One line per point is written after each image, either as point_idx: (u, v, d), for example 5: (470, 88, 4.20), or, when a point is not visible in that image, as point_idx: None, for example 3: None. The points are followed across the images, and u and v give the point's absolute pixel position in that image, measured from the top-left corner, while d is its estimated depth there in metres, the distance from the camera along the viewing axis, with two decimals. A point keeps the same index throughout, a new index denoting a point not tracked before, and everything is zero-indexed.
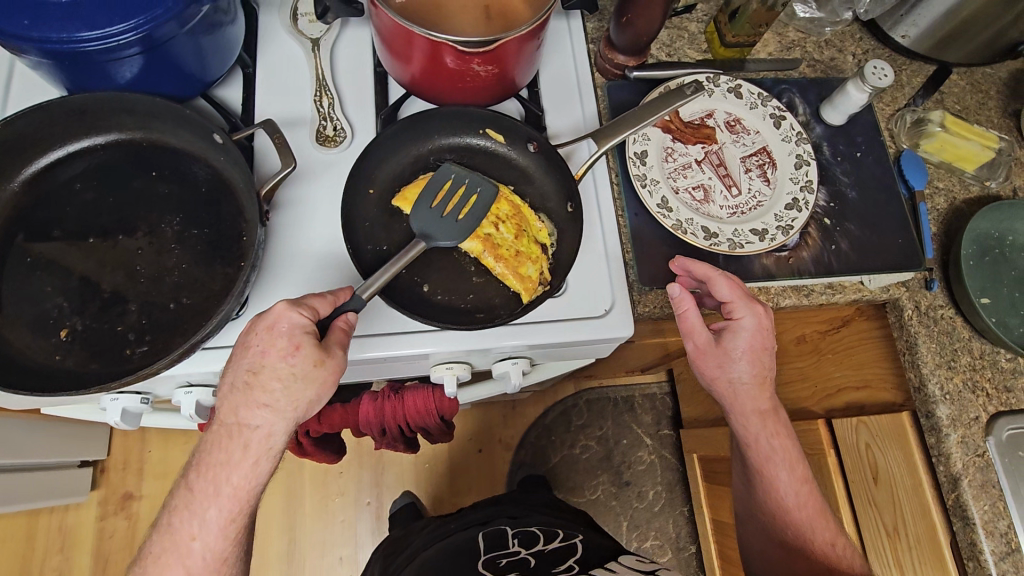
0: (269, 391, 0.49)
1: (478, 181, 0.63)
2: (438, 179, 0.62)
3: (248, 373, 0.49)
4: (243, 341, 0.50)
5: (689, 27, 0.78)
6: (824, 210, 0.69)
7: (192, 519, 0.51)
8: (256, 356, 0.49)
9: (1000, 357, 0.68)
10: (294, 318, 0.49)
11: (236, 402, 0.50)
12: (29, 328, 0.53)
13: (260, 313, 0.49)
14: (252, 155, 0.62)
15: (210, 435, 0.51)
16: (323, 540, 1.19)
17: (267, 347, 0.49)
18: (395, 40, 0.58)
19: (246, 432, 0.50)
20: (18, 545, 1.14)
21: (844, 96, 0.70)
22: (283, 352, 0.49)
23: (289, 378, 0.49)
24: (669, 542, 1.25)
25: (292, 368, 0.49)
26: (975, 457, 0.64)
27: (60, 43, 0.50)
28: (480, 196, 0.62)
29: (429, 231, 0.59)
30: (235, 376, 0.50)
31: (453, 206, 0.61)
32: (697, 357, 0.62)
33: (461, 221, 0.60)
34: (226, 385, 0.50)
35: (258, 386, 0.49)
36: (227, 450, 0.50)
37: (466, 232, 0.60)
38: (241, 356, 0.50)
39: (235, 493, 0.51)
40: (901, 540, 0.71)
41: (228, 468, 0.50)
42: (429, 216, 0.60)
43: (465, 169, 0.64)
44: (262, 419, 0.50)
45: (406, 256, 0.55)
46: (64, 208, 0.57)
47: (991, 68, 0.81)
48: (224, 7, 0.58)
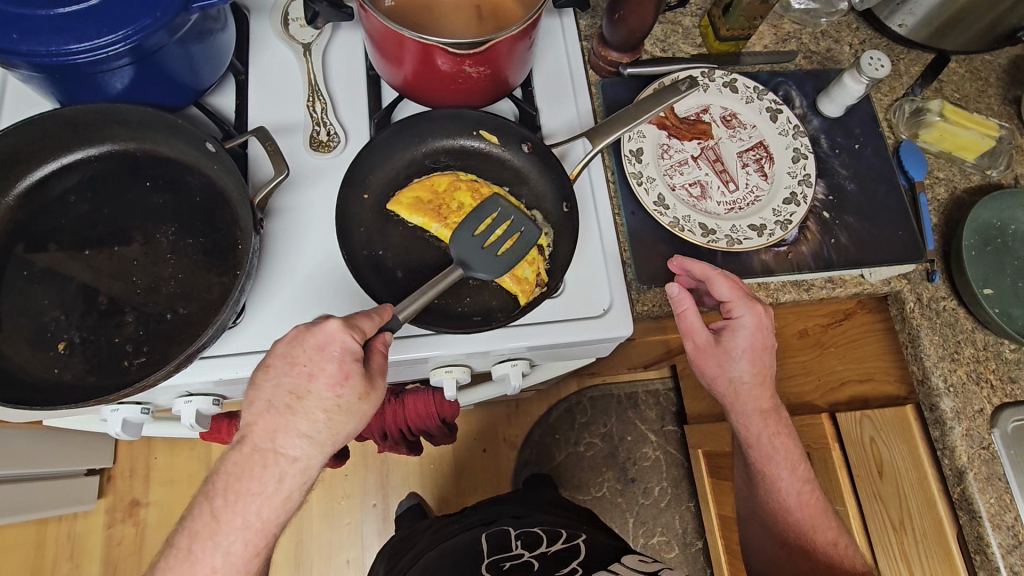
0: (312, 420, 0.48)
1: (523, 221, 0.60)
2: (483, 210, 0.61)
3: (290, 396, 0.48)
4: (287, 356, 0.48)
5: (683, 22, 0.78)
6: (823, 204, 0.69)
7: (215, 551, 0.47)
8: (303, 378, 0.48)
9: (1004, 348, 0.67)
10: (346, 341, 0.48)
11: (275, 425, 0.48)
12: (27, 342, 0.53)
13: (311, 331, 0.48)
14: (245, 163, 0.62)
15: (241, 458, 0.48)
16: (331, 542, 1.19)
17: (316, 370, 0.48)
18: (386, 44, 0.57)
19: (282, 462, 0.48)
20: (28, 554, 1.14)
21: (841, 87, 0.69)
22: (332, 380, 0.48)
23: (333, 410, 0.48)
24: (676, 538, 1.24)
25: (338, 399, 0.48)
26: (980, 450, 0.64)
27: (49, 57, 0.50)
28: (522, 236, 0.60)
29: (466, 258, 0.59)
30: (275, 396, 0.48)
31: (493, 240, 0.60)
32: (697, 356, 0.61)
33: (498, 257, 0.59)
34: (265, 405, 0.48)
35: (300, 413, 0.48)
36: (261, 479, 0.47)
37: (504, 267, 0.59)
38: (285, 374, 0.48)
39: (263, 525, 0.48)
40: (907, 533, 0.71)
41: (259, 499, 0.47)
42: (468, 244, 0.60)
43: (513, 205, 0.62)
44: (300, 450, 0.48)
45: (440, 284, 0.54)
46: (59, 221, 0.57)
47: (990, 55, 0.80)
48: (213, 15, 0.58)
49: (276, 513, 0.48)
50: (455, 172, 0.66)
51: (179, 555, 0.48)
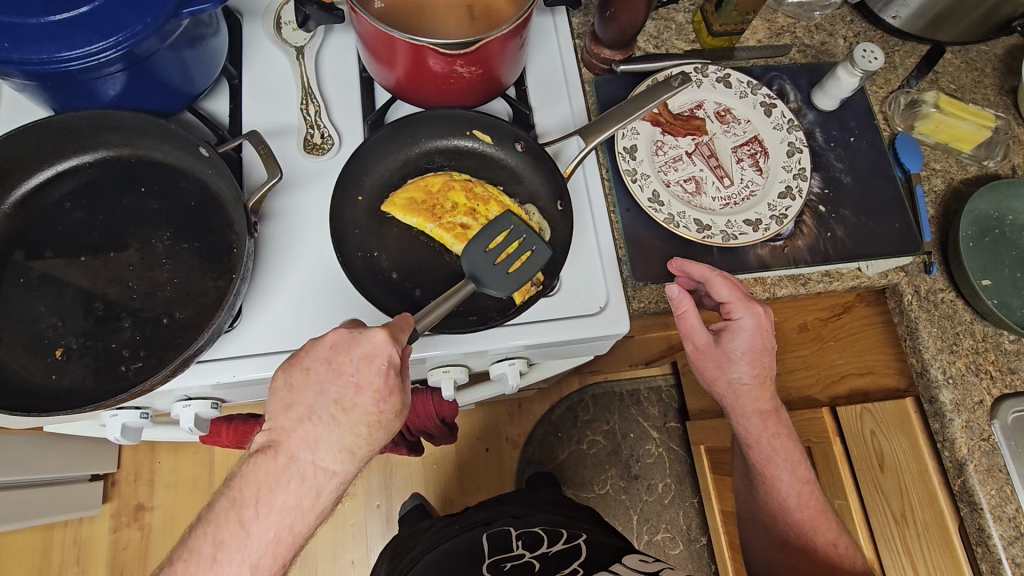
0: (354, 434, 0.48)
1: (535, 240, 0.59)
2: (495, 227, 0.61)
3: (335, 406, 0.48)
4: (333, 363, 0.48)
5: (677, 17, 0.77)
6: (818, 197, 0.69)
7: (243, 562, 0.46)
8: (350, 389, 0.48)
9: (1003, 339, 0.67)
10: (394, 355, 0.48)
11: (317, 437, 0.48)
12: (25, 349, 0.53)
13: (360, 340, 0.48)
14: (239, 167, 0.62)
15: (277, 468, 0.47)
16: (335, 544, 1.19)
17: (362, 383, 0.48)
18: (377, 45, 0.57)
19: (320, 476, 0.48)
20: (34, 559, 1.15)
21: (835, 80, 0.69)
22: (378, 395, 0.48)
23: (375, 425, 0.49)
24: (680, 534, 1.24)
25: (379, 415, 0.49)
26: (980, 441, 0.63)
27: (42, 64, 0.50)
28: (533, 255, 0.59)
29: (478, 275, 0.59)
30: (319, 404, 0.48)
31: (504, 257, 0.59)
32: (696, 357, 0.61)
33: (511, 274, 0.58)
34: (306, 410, 0.48)
35: (344, 425, 0.48)
36: (299, 491, 0.47)
37: (515, 285, 0.57)
38: (331, 383, 0.48)
39: (292, 539, 0.47)
40: (910, 527, 0.70)
41: (295, 512, 0.47)
42: (481, 260, 0.60)
43: (526, 224, 0.61)
44: (340, 464, 0.48)
45: (461, 292, 0.55)
46: (55, 228, 0.58)
47: (986, 45, 0.80)
48: (205, 20, 0.59)
49: (308, 528, 0.48)
50: (450, 172, 0.66)
51: (189, 553, 0.45)
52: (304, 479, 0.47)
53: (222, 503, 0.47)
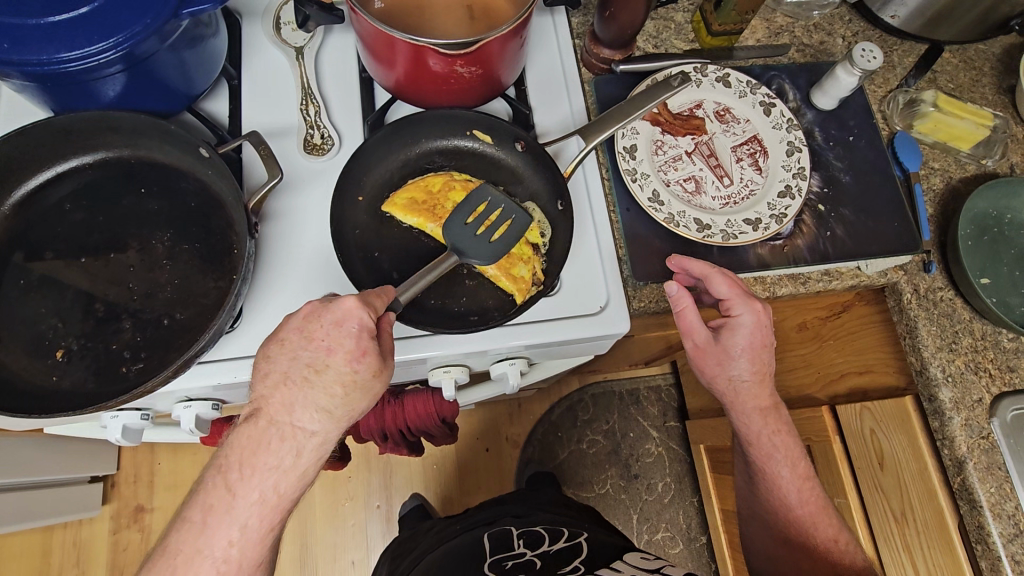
0: (329, 394, 0.48)
1: (512, 208, 0.62)
2: (473, 199, 0.63)
3: (308, 369, 0.48)
4: (304, 330, 0.48)
5: (675, 17, 0.78)
6: (818, 196, 0.69)
7: (232, 524, 0.46)
8: (321, 352, 0.48)
9: (1002, 337, 0.67)
10: (365, 317, 0.48)
11: (293, 399, 0.47)
12: (25, 350, 0.53)
13: (329, 306, 0.48)
14: (239, 168, 0.62)
15: (257, 431, 0.47)
16: (335, 545, 1.19)
17: (334, 345, 0.48)
18: (377, 45, 0.57)
19: (300, 436, 0.47)
20: (34, 561, 1.15)
21: (834, 80, 0.69)
22: (350, 355, 0.48)
23: (350, 385, 0.48)
24: (681, 534, 1.25)
25: (355, 374, 0.48)
26: (980, 439, 0.64)
27: (41, 65, 0.50)
28: (513, 223, 0.62)
29: (459, 246, 0.60)
30: (293, 369, 0.48)
31: (486, 227, 0.62)
32: (696, 355, 0.61)
33: (494, 241, 0.61)
34: (281, 377, 0.48)
35: (319, 386, 0.48)
36: (279, 453, 0.47)
37: (499, 251, 0.60)
38: (303, 348, 0.48)
39: (279, 500, 0.47)
40: (908, 525, 0.71)
41: (277, 473, 0.47)
42: (461, 231, 0.61)
43: (503, 195, 0.64)
44: (318, 424, 0.48)
45: (445, 265, 0.57)
46: (55, 229, 0.57)
47: (983, 44, 0.80)
48: (204, 20, 0.59)
49: (293, 489, 0.48)
50: (449, 172, 0.66)
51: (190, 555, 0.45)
52: (295, 468, 0.47)
53: (209, 472, 0.47)
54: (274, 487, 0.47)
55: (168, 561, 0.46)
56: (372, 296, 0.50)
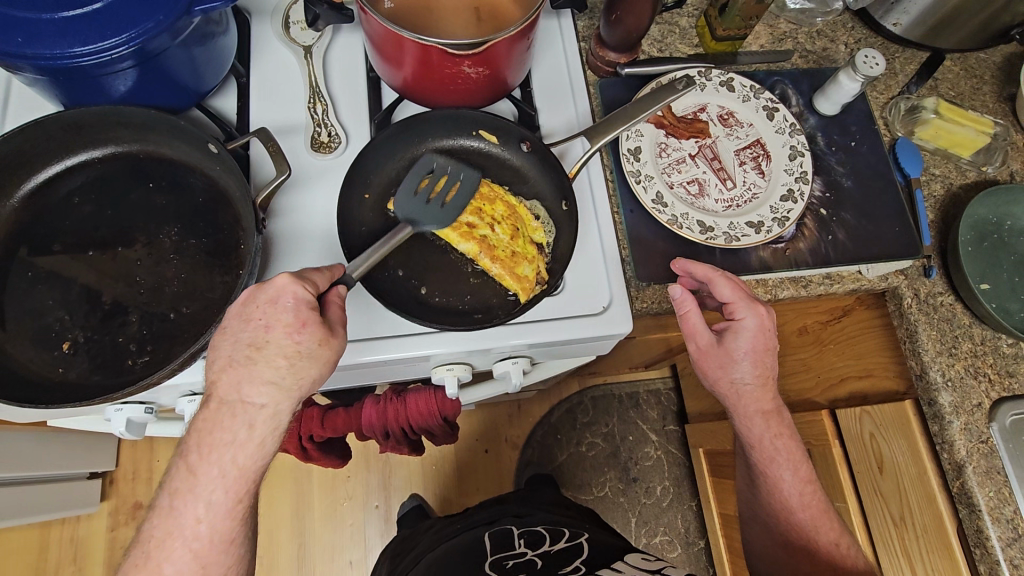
0: (275, 366, 0.48)
1: (457, 168, 0.64)
2: (419, 168, 0.63)
3: (249, 348, 0.48)
4: (242, 315, 0.49)
5: (680, 22, 0.78)
6: (820, 201, 0.69)
7: (197, 501, 0.48)
8: (260, 330, 0.48)
9: (1001, 342, 0.67)
10: (299, 291, 0.49)
11: (238, 377, 0.48)
12: (32, 342, 0.53)
13: (261, 287, 0.49)
14: (247, 164, 0.63)
15: (210, 414, 0.48)
16: (334, 544, 1.19)
17: (272, 321, 0.48)
18: (385, 45, 0.58)
19: (250, 410, 0.48)
20: (30, 557, 1.15)
21: (836, 86, 0.70)
22: (290, 328, 0.48)
23: (295, 356, 0.48)
24: (679, 537, 1.25)
25: (297, 345, 0.48)
26: (979, 443, 0.64)
27: (54, 60, 0.50)
28: (463, 183, 0.64)
29: (417, 215, 0.60)
30: (236, 350, 0.48)
31: (436, 193, 0.62)
32: (698, 357, 0.62)
33: (446, 205, 0.62)
34: (227, 361, 0.48)
35: (262, 361, 0.48)
36: (232, 428, 0.48)
37: (452, 214, 0.62)
38: (243, 330, 0.49)
39: (241, 472, 0.48)
40: (908, 529, 0.71)
41: (232, 447, 0.48)
42: (414, 201, 0.61)
43: (446, 160, 0.65)
44: (266, 396, 0.48)
45: (394, 241, 0.57)
46: (63, 222, 0.58)
47: (985, 53, 0.81)
48: (215, 18, 0.59)
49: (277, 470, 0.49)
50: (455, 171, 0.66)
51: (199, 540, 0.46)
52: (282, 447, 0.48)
53: (195, 459, 0.49)
54: (238, 462, 0.48)
55: (163, 545, 0.48)
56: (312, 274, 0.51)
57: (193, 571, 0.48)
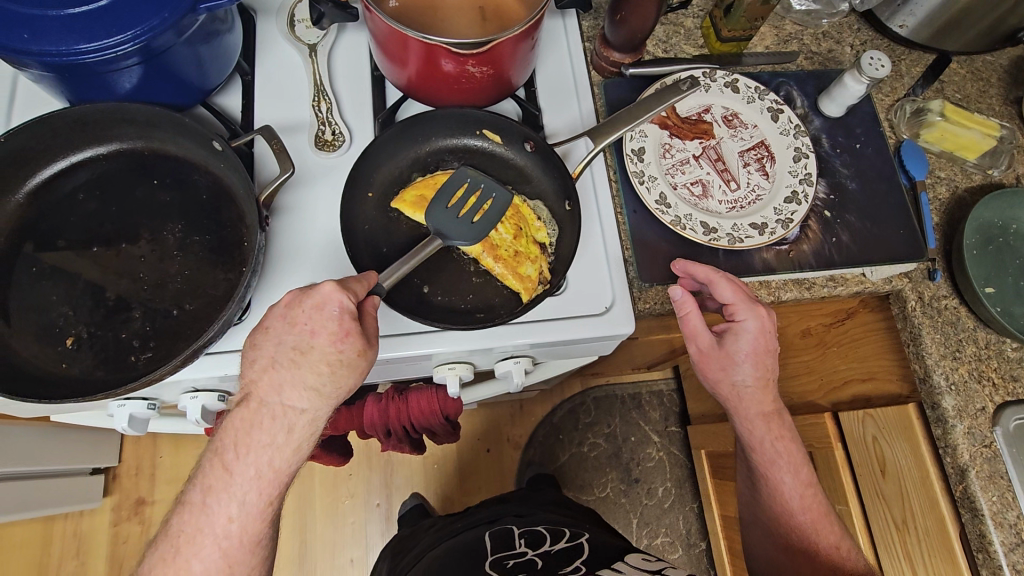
0: (317, 373, 0.49)
1: (492, 186, 0.63)
2: (453, 181, 0.63)
3: (293, 351, 0.49)
4: (287, 316, 0.49)
5: (685, 23, 0.78)
6: (825, 203, 0.69)
7: (224, 497, 0.48)
8: (305, 335, 0.48)
9: (1005, 346, 0.67)
10: (343, 303, 0.48)
11: (280, 380, 0.49)
12: (36, 337, 0.54)
13: (310, 292, 0.49)
14: (251, 162, 0.63)
15: (249, 413, 0.49)
16: (335, 541, 1.19)
17: (317, 328, 0.48)
18: (390, 44, 0.58)
19: (290, 414, 0.49)
20: (33, 552, 1.15)
21: (842, 87, 0.70)
22: (333, 336, 0.49)
23: (336, 364, 0.49)
24: (679, 539, 1.24)
25: (339, 354, 0.49)
26: (982, 448, 0.64)
27: (60, 56, 0.50)
28: (495, 201, 0.62)
29: (445, 229, 0.60)
30: (279, 352, 0.49)
31: (467, 209, 0.62)
32: (700, 360, 0.62)
33: (476, 223, 0.61)
34: (268, 361, 0.49)
35: (305, 366, 0.49)
36: (270, 431, 0.49)
37: (480, 233, 0.61)
38: (288, 334, 0.49)
39: (274, 473, 0.49)
40: (910, 533, 0.71)
41: (270, 449, 0.48)
42: (445, 215, 0.60)
43: (481, 176, 0.64)
44: (307, 402, 0.49)
45: (424, 252, 0.57)
46: (68, 218, 0.58)
47: (991, 56, 0.80)
48: (220, 16, 0.59)
49: (279, 467, 0.49)
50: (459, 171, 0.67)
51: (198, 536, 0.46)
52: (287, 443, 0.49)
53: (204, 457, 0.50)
54: (240, 458, 0.48)
55: (167, 541, 0.48)
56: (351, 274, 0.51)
57: (220, 570, 0.48)
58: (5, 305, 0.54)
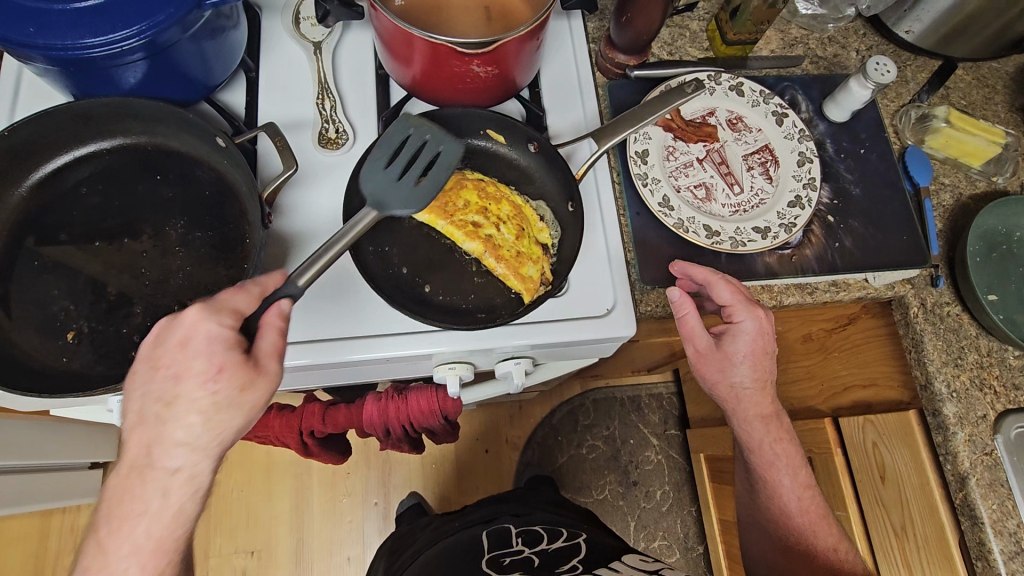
0: (188, 422, 0.45)
1: (438, 140, 0.58)
2: (394, 136, 0.59)
3: (160, 403, 0.45)
4: (151, 362, 0.46)
5: (691, 25, 0.78)
6: (828, 207, 0.69)
7: None
8: (170, 381, 0.45)
9: (1008, 354, 0.67)
10: (211, 329, 0.46)
11: (149, 438, 0.45)
12: (36, 331, 0.54)
13: (171, 327, 0.46)
14: (255, 159, 0.63)
15: (120, 481, 0.45)
16: (332, 540, 1.19)
17: (181, 371, 0.45)
18: (395, 43, 0.58)
19: (162, 474, 0.45)
20: (30, 545, 1.15)
21: (847, 92, 0.70)
22: (203, 376, 0.45)
23: (211, 407, 0.45)
24: (677, 542, 1.24)
25: (215, 395, 0.45)
26: (983, 456, 0.63)
27: (65, 50, 0.50)
28: (441, 155, 0.58)
29: (382, 194, 0.56)
30: (146, 405, 0.45)
31: (410, 169, 0.57)
32: (697, 361, 0.62)
33: (418, 185, 0.56)
34: (137, 416, 0.46)
35: (173, 417, 0.45)
36: (144, 497, 0.45)
37: (422, 198, 0.56)
38: (153, 380, 0.46)
39: None
40: (909, 540, 0.70)
41: (146, 518, 0.45)
42: (381, 180, 0.56)
43: (425, 123, 0.59)
44: (181, 459, 0.45)
45: (355, 228, 0.52)
46: (70, 212, 0.58)
47: (997, 63, 0.80)
48: (226, 12, 0.59)
49: None
50: (463, 171, 0.67)
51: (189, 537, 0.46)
52: None
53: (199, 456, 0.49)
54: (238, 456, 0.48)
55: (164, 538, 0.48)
56: (233, 298, 0.48)
57: None
58: (6, 298, 0.54)
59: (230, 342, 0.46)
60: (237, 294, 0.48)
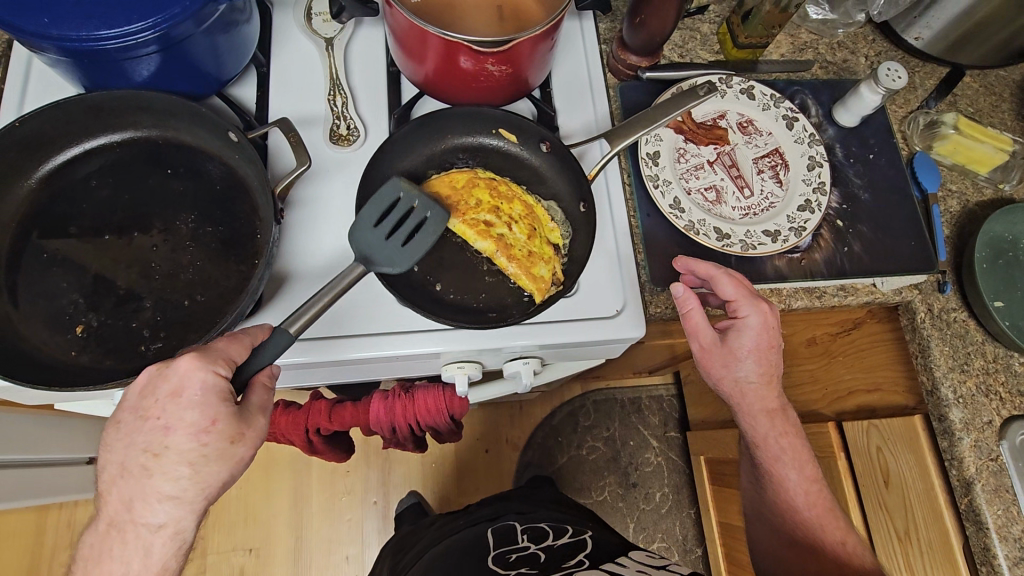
0: (175, 476, 0.45)
1: (428, 203, 0.57)
2: (383, 197, 0.56)
3: (145, 454, 0.45)
4: (139, 409, 0.46)
5: (701, 28, 0.78)
6: (837, 212, 0.69)
7: None
8: (158, 433, 0.45)
9: (1013, 360, 0.67)
10: (207, 378, 0.46)
11: (130, 492, 0.45)
12: (45, 323, 0.53)
13: (164, 374, 0.45)
14: (266, 154, 0.63)
15: (100, 537, 0.46)
16: (331, 539, 1.19)
17: (172, 422, 0.45)
18: (409, 40, 0.58)
19: (144, 530, 0.45)
20: (27, 540, 1.15)
21: (857, 98, 0.70)
22: (194, 429, 0.45)
23: (199, 460, 0.45)
24: (676, 544, 1.24)
25: (203, 448, 0.45)
26: (988, 461, 0.64)
27: (79, 42, 0.50)
28: (429, 221, 0.57)
29: (371, 253, 0.54)
30: (129, 457, 0.45)
31: (399, 229, 0.55)
32: (702, 356, 0.61)
33: (407, 246, 0.55)
34: (119, 467, 0.45)
35: (158, 472, 0.45)
36: (124, 555, 0.45)
37: (411, 259, 0.54)
38: (139, 431, 0.46)
39: None
40: (911, 543, 0.71)
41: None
42: (369, 239, 0.54)
43: (415, 188, 0.57)
44: (164, 515, 0.45)
45: (345, 280, 0.51)
46: (80, 205, 0.58)
47: (1005, 71, 0.81)
48: (240, 6, 0.59)
49: None
50: (475, 169, 0.67)
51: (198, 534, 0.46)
52: None
53: None
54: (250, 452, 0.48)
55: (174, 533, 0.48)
56: (227, 346, 0.48)
57: None
58: (15, 291, 0.54)
59: (223, 392, 0.46)
60: (231, 342, 0.48)
